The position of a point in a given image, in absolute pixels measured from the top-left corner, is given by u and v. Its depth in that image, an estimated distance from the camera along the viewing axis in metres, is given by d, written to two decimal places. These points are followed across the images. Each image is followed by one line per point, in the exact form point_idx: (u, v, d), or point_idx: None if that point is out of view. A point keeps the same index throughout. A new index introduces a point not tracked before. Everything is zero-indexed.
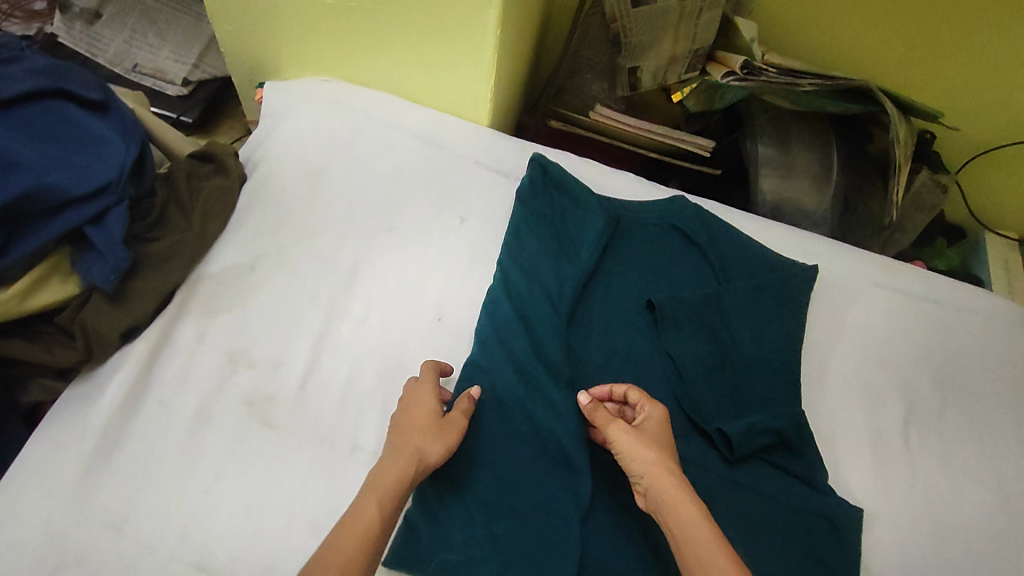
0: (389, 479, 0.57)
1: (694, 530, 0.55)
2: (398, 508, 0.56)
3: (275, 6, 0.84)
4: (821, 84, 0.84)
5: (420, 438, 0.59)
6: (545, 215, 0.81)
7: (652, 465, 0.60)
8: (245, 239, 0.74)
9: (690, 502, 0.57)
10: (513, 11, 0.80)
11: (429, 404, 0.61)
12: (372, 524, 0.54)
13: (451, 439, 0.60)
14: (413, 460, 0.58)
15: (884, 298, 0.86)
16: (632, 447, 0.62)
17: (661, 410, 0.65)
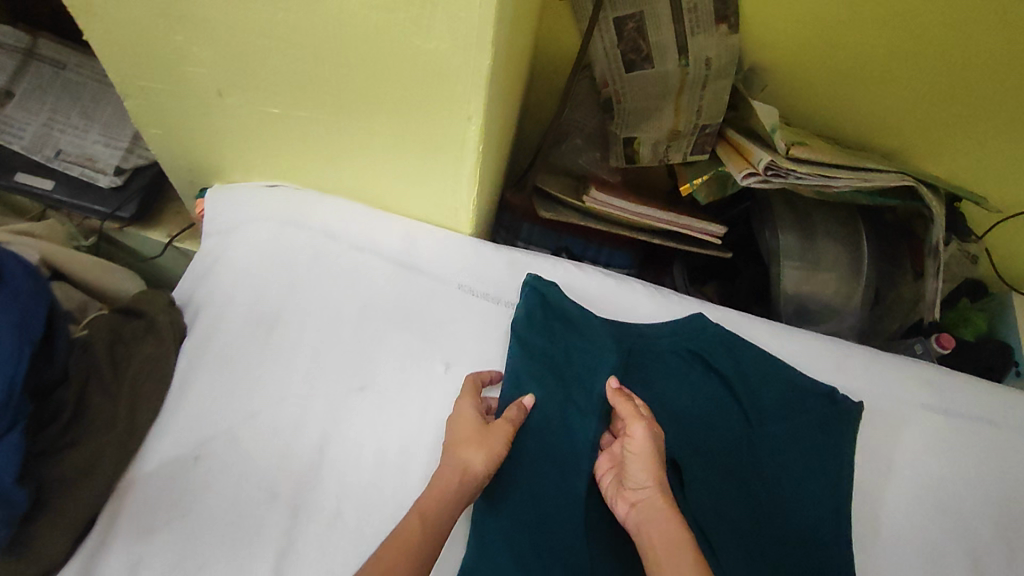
0: (435, 492, 0.56)
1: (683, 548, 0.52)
2: (449, 521, 0.55)
3: (214, 115, 0.71)
4: (854, 183, 0.71)
5: (458, 449, 0.59)
6: (544, 355, 0.70)
7: (653, 479, 0.58)
8: (187, 421, 0.62)
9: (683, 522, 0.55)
10: (495, 117, 0.67)
11: (471, 414, 0.61)
12: (415, 535, 0.52)
13: (495, 446, 0.59)
14: (457, 472, 0.57)
15: (935, 425, 0.74)
16: (640, 453, 0.59)
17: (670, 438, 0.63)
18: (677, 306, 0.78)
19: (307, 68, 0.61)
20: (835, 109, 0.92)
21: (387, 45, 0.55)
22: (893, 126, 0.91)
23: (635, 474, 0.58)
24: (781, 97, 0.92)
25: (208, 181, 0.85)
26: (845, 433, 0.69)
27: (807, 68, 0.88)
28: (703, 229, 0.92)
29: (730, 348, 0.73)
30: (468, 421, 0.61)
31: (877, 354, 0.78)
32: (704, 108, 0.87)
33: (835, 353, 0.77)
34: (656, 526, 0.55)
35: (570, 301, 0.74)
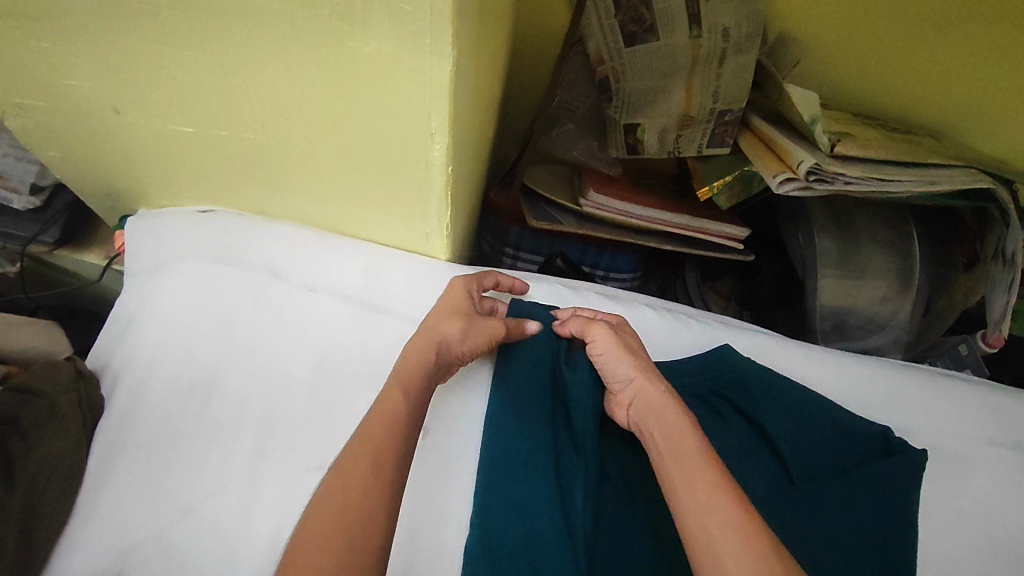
0: (412, 363, 0.52)
1: (678, 444, 0.48)
2: (424, 391, 0.51)
3: (116, 130, 0.57)
4: (913, 187, 0.59)
5: (439, 318, 0.55)
6: (539, 410, 0.56)
7: (635, 370, 0.55)
8: (103, 527, 0.50)
9: (678, 413, 0.51)
10: (466, 124, 0.53)
11: (458, 292, 0.57)
12: (399, 407, 0.48)
13: (475, 325, 0.55)
14: (434, 345, 0.53)
15: (1006, 464, 0.62)
16: (611, 353, 0.56)
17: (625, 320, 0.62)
18: (699, 338, 0.66)
19: (216, 75, 0.47)
20: (879, 79, 0.77)
21: (310, 39, 0.41)
22: (944, 101, 0.77)
23: (615, 372, 0.56)
24: (812, 69, 0.77)
25: (130, 206, 0.71)
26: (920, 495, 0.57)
27: (845, 35, 0.73)
28: (723, 232, 0.78)
29: (767, 387, 0.61)
30: (458, 299, 0.57)
31: (934, 375, 0.67)
32: (723, 90, 0.72)
33: (887, 381, 0.66)
34: (653, 428, 0.51)
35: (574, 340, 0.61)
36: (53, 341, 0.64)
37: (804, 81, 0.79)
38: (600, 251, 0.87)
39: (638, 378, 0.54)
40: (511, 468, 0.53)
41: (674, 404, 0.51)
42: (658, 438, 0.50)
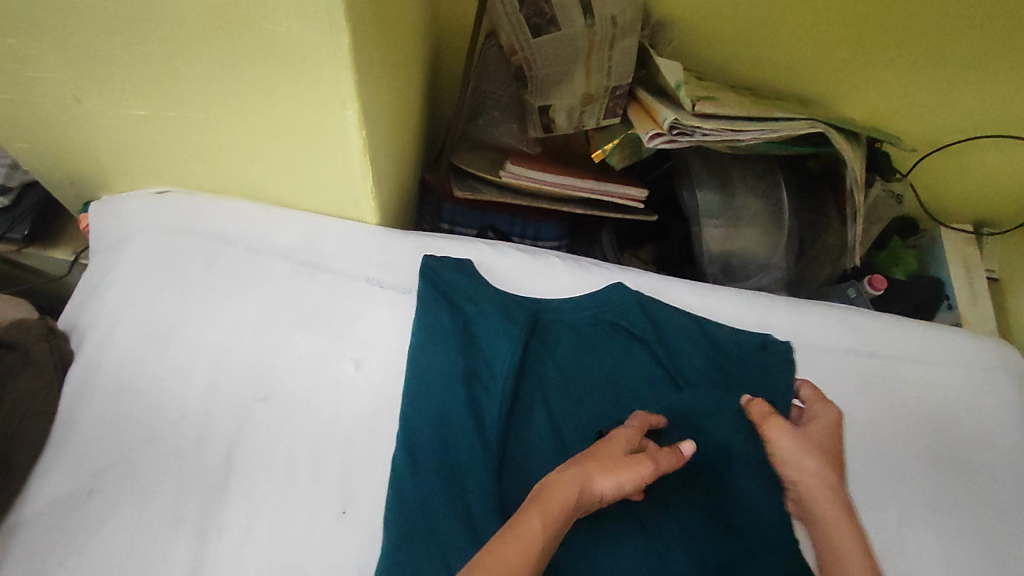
0: (558, 498, 0.47)
1: (849, 556, 0.52)
2: (554, 532, 0.45)
3: (76, 118, 0.65)
4: (762, 136, 0.72)
5: (597, 464, 0.50)
6: (452, 335, 0.66)
7: (815, 473, 0.57)
8: (75, 454, 0.58)
9: (851, 525, 0.54)
10: (376, 96, 0.63)
11: (621, 444, 0.54)
12: (532, 542, 0.44)
13: (627, 480, 0.50)
14: (581, 482, 0.49)
15: (858, 369, 0.73)
16: (791, 452, 0.58)
17: (835, 412, 0.63)
18: (596, 278, 0.76)
19: (157, 60, 0.56)
20: (752, 55, 0.89)
21: (232, 26, 0.51)
22: (805, 69, 0.90)
23: (790, 467, 0.57)
24: (692, 49, 0.89)
25: (92, 193, 0.79)
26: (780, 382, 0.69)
27: (715, 17, 0.85)
28: (626, 194, 0.89)
29: (653, 317, 0.72)
30: (619, 447, 0.53)
31: (801, 302, 0.78)
32: (614, 68, 0.83)
33: (757, 305, 0.76)
34: (821, 536, 0.54)
35: (484, 283, 0.70)
36: (20, 312, 0.72)
37: (688, 59, 0.90)
38: (526, 221, 0.96)
39: (818, 478, 0.57)
40: (428, 388, 0.64)
41: (848, 515, 0.55)
42: (825, 547, 0.54)
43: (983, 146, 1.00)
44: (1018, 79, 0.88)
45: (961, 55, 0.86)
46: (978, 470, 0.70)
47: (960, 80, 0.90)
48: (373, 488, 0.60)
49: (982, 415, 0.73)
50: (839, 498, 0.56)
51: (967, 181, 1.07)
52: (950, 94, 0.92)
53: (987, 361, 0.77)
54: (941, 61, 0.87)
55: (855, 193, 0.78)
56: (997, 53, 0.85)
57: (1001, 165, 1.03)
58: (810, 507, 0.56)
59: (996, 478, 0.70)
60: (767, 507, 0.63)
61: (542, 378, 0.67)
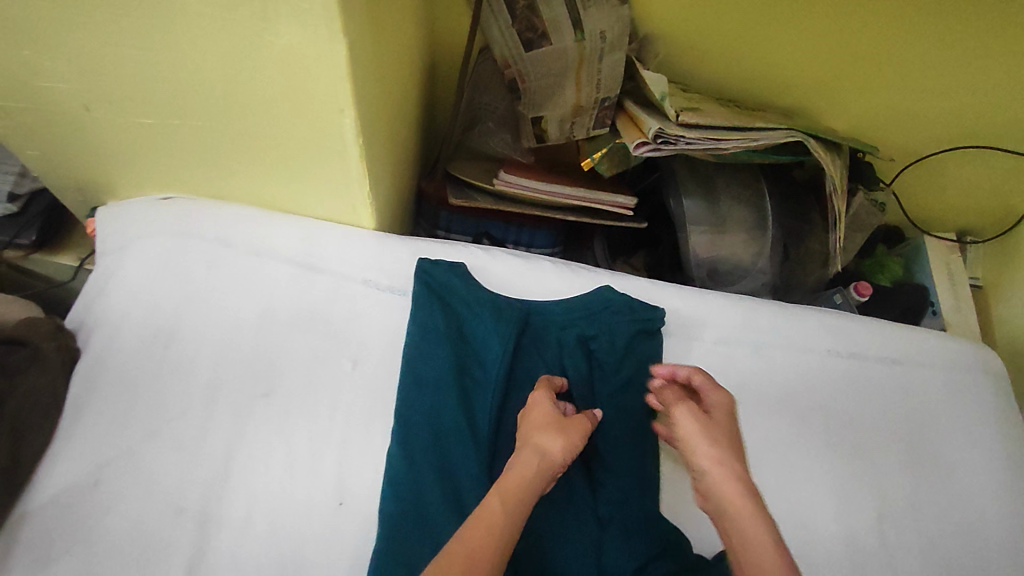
0: (515, 482, 0.51)
1: (746, 533, 0.48)
2: (524, 507, 0.50)
3: (87, 126, 0.68)
4: (744, 145, 0.74)
5: (541, 437, 0.56)
6: (445, 335, 0.68)
7: (714, 456, 0.54)
8: (81, 446, 0.60)
9: (756, 508, 0.50)
10: (373, 105, 0.66)
11: (548, 409, 0.59)
12: (498, 520, 0.48)
13: (573, 435, 0.57)
14: (536, 455, 0.54)
15: (838, 369, 0.76)
16: (692, 435, 0.56)
17: (729, 396, 0.61)
18: (585, 280, 0.78)
19: (166, 72, 0.59)
20: (736, 69, 0.92)
21: (236, 40, 0.54)
22: (788, 82, 0.94)
23: (694, 452, 0.55)
24: (679, 63, 0.93)
25: (99, 199, 0.82)
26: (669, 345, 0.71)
27: (701, 33, 0.89)
28: (615, 202, 0.92)
29: (639, 319, 0.72)
30: (548, 410, 0.59)
31: (784, 305, 0.80)
32: (603, 82, 0.87)
33: (744, 308, 0.78)
34: (721, 518, 0.51)
35: (475, 286, 0.72)
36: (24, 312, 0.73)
37: (676, 73, 0.94)
38: (520, 229, 0.99)
39: (713, 459, 0.53)
40: (421, 387, 0.66)
41: (747, 489, 0.51)
42: (735, 535, 0.49)
43: (962, 156, 1.03)
44: (993, 92, 0.92)
45: (937, 69, 0.90)
46: (957, 467, 0.72)
47: (937, 93, 0.93)
48: (369, 481, 0.63)
49: (960, 414, 0.75)
50: (745, 480, 0.52)
51: (948, 191, 1.10)
52: (928, 106, 0.95)
53: (964, 363, 0.79)
54: (918, 74, 0.91)
55: (836, 198, 0.80)
56: (973, 67, 0.89)
57: (981, 175, 1.06)
58: (709, 494, 0.52)
59: (974, 474, 0.72)
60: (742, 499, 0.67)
61: (532, 377, 0.69)
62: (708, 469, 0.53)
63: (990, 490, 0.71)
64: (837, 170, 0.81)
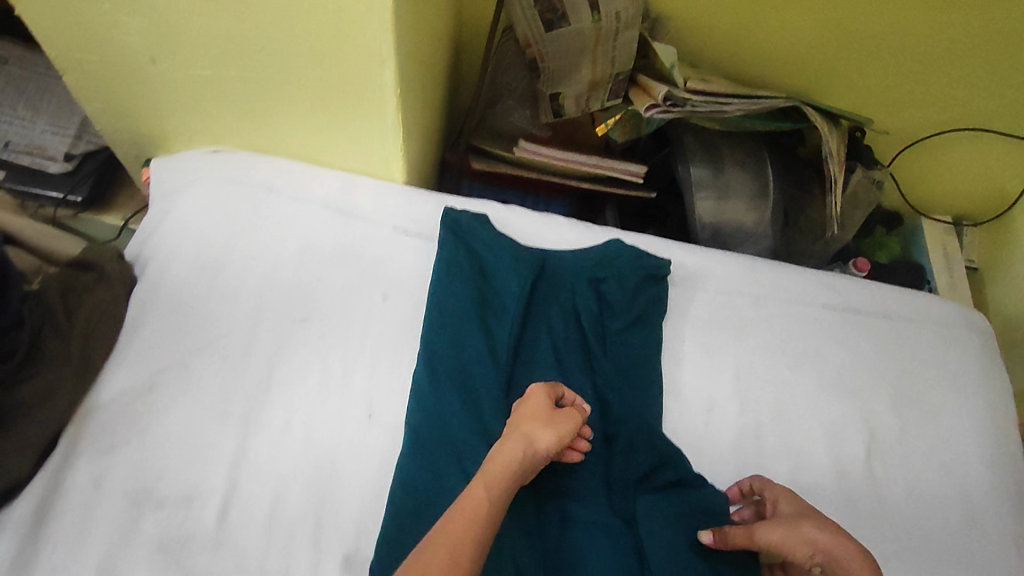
0: (502, 466, 0.54)
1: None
2: (508, 493, 0.52)
3: (150, 79, 0.75)
4: (746, 108, 0.81)
5: (531, 426, 0.57)
6: (468, 272, 0.74)
7: (815, 537, 0.58)
8: (139, 357, 0.67)
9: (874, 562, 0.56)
10: (409, 62, 0.73)
11: (542, 402, 0.60)
12: (482, 503, 0.50)
13: (565, 429, 0.58)
14: (524, 443, 0.56)
15: (833, 321, 0.81)
16: (785, 536, 0.58)
17: (783, 485, 0.65)
18: (597, 234, 0.83)
19: (228, 25, 0.66)
20: (742, 50, 0.99)
21: None
22: (789, 64, 1.00)
23: (798, 549, 0.58)
24: (689, 43, 0.99)
25: (152, 153, 0.89)
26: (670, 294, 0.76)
27: (710, 15, 0.95)
28: (626, 170, 0.98)
29: (647, 266, 0.77)
30: (542, 403, 0.60)
31: (783, 265, 0.85)
32: (618, 57, 0.93)
33: (744, 265, 0.83)
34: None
35: (493, 231, 0.79)
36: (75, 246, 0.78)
37: (686, 53, 1.00)
38: (536, 197, 1.05)
39: (823, 543, 0.57)
40: (444, 318, 0.72)
41: (861, 550, 0.56)
42: None
43: (959, 139, 1.09)
44: (986, 76, 0.97)
45: (932, 52, 0.95)
46: (944, 412, 0.77)
47: (932, 77, 0.99)
48: (396, 399, 0.69)
49: (949, 365, 0.80)
50: (849, 541, 0.57)
51: (946, 175, 1.16)
52: (923, 88, 1.01)
53: (952, 321, 0.84)
54: (915, 57, 0.96)
55: (833, 160, 0.86)
56: (965, 51, 0.94)
57: (975, 158, 1.12)
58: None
59: (961, 419, 0.77)
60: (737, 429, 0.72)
61: (547, 315, 0.74)
62: (826, 556, 0.57)
63: (975, 434, 0.76)
64: (834, 136, 0.87)
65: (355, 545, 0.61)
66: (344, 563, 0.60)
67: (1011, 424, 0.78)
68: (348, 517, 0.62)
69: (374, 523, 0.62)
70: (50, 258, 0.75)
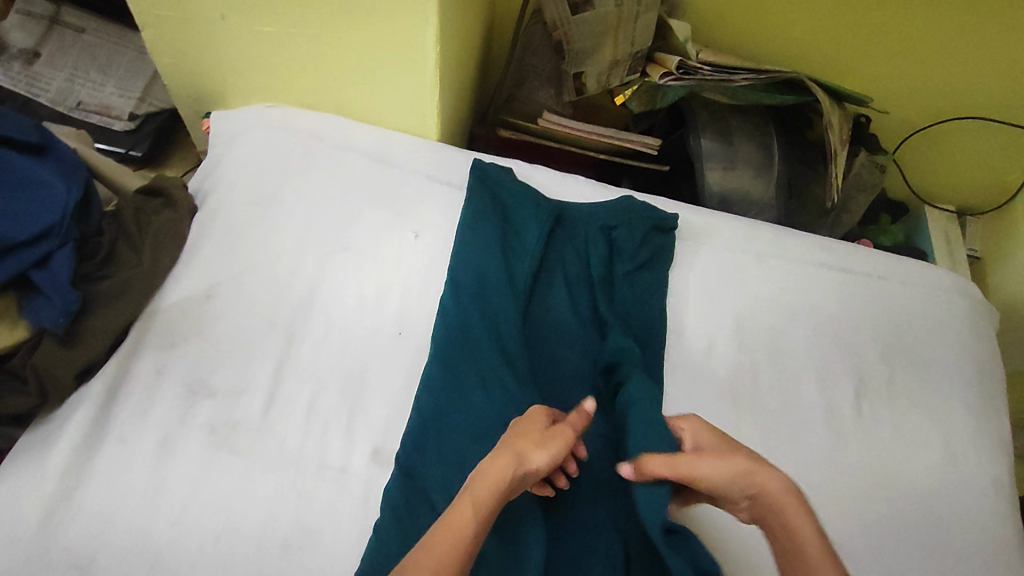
0: (489, 486, 0.51)
1: (805, 538, 0.51)
2: (492, 517, 0.50)
3: (216, 35, 0.84)
4: (753, 79, 0.92)
5: (522, 444, 0.54)
6: (492, 215, 0.82)
7: (747, 472, 0.53)
8: (199, 270, 0.75)
9: (799, 501, 0.53)
10: (450, 24, 0.81)
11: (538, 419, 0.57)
12: (464, 528, 0.48)
13: (558, 449, 0.55)
14: (513, 462, 0.53)
15: (831, 279, 0.86)
16: (717, 466, 0.53)
17: (699, 418, 0.61)
18: (612, 193, 0.90)
19: None
20: (755, 36, 1.07)
21: None
22: (799, 51, 1.08)
23: (728, 480, 0.53)
24: (706, 28, 1.07)
25: (211, 106, 0.98)
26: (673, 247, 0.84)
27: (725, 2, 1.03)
28: (642, 142, 1.05)
29: (657, 218, 0.84)
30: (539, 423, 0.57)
31: (784, 230, 0.90)
32: (637, 37, 1.00)
33: (748, 226, 0.89)
34: (785, 534, 0.52)
35: (516, 181, 0.86)
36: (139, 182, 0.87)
37: (702, 37, 1.08)
38: (557, 167, 1.13)
39: (752, 475, 0.53)
40: (469, 253, 0.79)
41: (787, 480, 0.53)
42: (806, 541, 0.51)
43: (963, 130, 1.14)
44: (989, 67, 1.03)
45: (937, 42, 1.02)
46: (932, 365, 0.82)
47: (938, 66, 1.05)
48: (424, 322, 0.76)
49: (939, 323, 0.85)
50: (777, 474, 0.54)
51: (949, 165, 1.21)
52: (926, 78, 1.07)
53: (946, 285, 0.88)
54: (920, 46, 1.03)
55: (832, 133, 0.93)
56: (968, 41, 1.00)
57: (976, 149, 1.17)
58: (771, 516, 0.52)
59: (947, 373, 0.82)
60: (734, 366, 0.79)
61: (563, 257, 0.82)
62: (755, 489, 0.53)
63: (959, 385, 0.82)
64: (835, 112, 0.95)
65: (383, 441, 0.68)
66: (374, 455, 0.67)
67: (995, 380, 0.84)
68: (378, 418, 0.69)
69: (400, 424, 0.69)
70: (118, 189, 0.83)
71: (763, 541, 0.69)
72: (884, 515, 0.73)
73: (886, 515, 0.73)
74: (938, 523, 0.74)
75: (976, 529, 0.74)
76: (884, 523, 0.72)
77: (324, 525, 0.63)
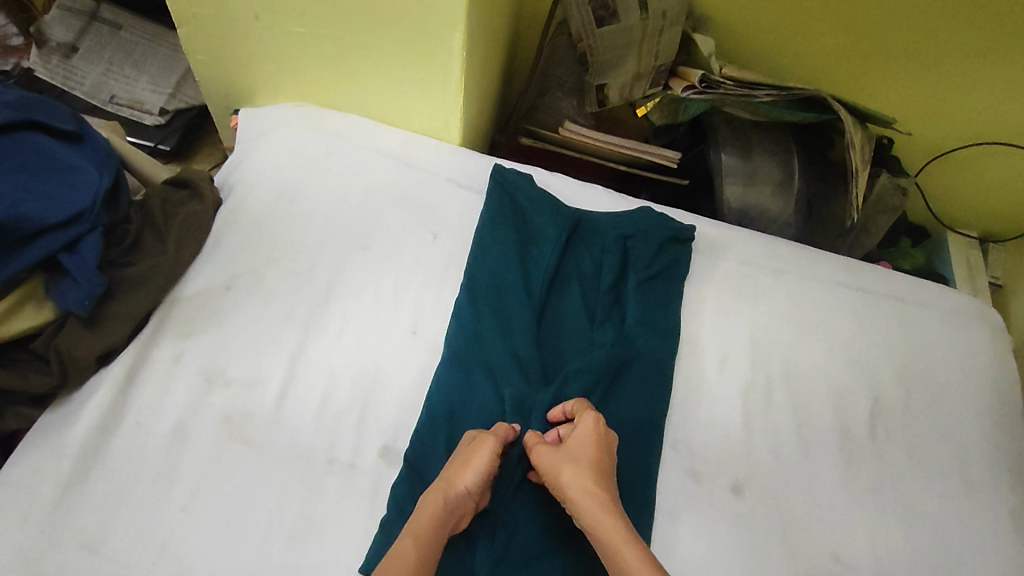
0: (423, 519, 0.57)
1: (608, 553, 0.55)
2: (436, 539, 0.56)
3: (248, 36, 0.85)
4: (776, 95, 0.93)
5: (450, 471, 0.60)
6: (511, 220, 0.82)
7: (569, 482, 0.60)
8: (221, 261, 0.77)
9: (613, 518, 0.57)
10: (477, 31, 0.82)
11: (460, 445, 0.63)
12: (408, 555, 0.54)
13: (481, 461, 0.60)
14: (443, 487, 0.59)
15: (848, 298, 0.86)
16: (547, 467, 0.62)
17: (591, 418, 0.65)
18: (630, 203, 0.91)
19: None
20: (779, 54, 1.08)
21: None
22: (824, 71, 1.09)
23: (555, 480, 0.61)
24: (731, 44, 1.08)
25: (241, 104, 1.00)
26: (687, 260, 0.84)
27: (750, 19, 1.04)
28: (661, 155, 1.05)
29: (673, 229, 0.84)
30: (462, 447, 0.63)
31: (802, 247, 0.90)
32: (661, 51, 1.00)
33: (766, 243, 0.89)
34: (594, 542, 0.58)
35: (535, 187, 0.86)
36: (167, 174, 0.89)
37: (726, 53, 1.09)
38: (576, 176, 1.14)
39: (573, 492, 0.60)
40: (486, 258, 0.79)
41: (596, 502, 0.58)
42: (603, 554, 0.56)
43: (986, 156, 1.13)
44: (1015, 93, 1.02)
45: (963, 66, 1.01)
46: (950, 391, 0.81)
47: (963, 90, 1.04)
48: (439, 323, 0.76)
49: (957, 348, 0.84)
50: (597, 495, 0.59)
51: (972, 191, 1.20)
52: (954, 103, 1.07)
53: (964, 310, 0.87)
54: (945, 69, 1.02)
55: (854, 153, 0.93)
56: (996, 67, 1.00)
57: (999, 176, 1.16)
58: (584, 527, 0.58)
59: (965, 399, 0.81)
60: (747, 381, 0.78)
61: (579, 265, 0.82)
62: (571, 502, 0.60)
63: (976, 412, 0.80)
64: (857, 132, 0.95)
65: (392, 438, 0.69)
66: (383, 452, 0.67)
67: (1014, 408, 0.83)
68: (389, 414, 0.70)
69: (410, 422, 0.70)
70: (146, 181, 0.85)
71: (770, 560, 0.68)
72: (896, 541, 0.72)
73: (898, 540, 0.72)
74: (952, 551, 0.72)
75: (994, 560, 0.72)
76: (897, 548, 0.71)
77: (331, 518, 0.63)
